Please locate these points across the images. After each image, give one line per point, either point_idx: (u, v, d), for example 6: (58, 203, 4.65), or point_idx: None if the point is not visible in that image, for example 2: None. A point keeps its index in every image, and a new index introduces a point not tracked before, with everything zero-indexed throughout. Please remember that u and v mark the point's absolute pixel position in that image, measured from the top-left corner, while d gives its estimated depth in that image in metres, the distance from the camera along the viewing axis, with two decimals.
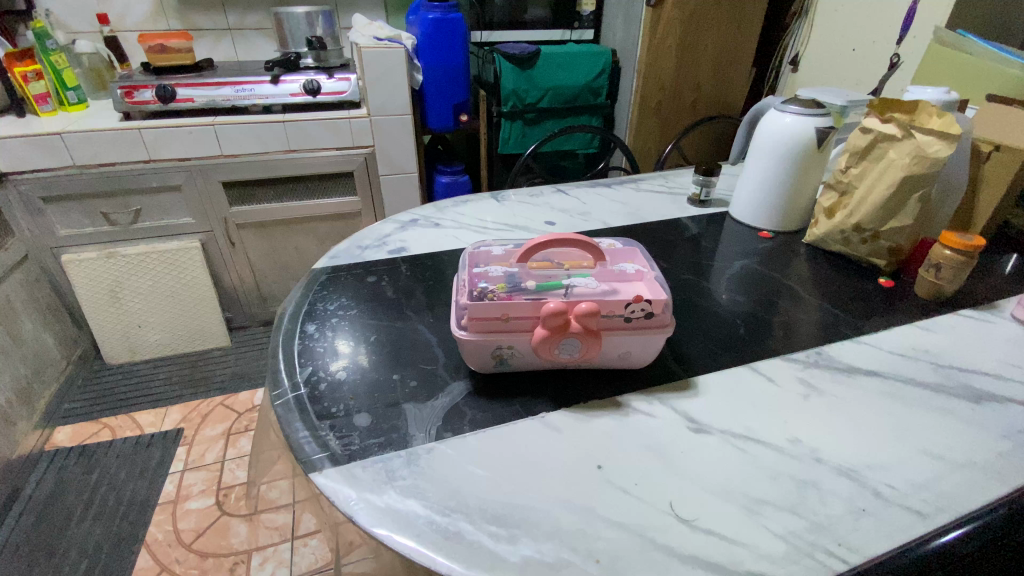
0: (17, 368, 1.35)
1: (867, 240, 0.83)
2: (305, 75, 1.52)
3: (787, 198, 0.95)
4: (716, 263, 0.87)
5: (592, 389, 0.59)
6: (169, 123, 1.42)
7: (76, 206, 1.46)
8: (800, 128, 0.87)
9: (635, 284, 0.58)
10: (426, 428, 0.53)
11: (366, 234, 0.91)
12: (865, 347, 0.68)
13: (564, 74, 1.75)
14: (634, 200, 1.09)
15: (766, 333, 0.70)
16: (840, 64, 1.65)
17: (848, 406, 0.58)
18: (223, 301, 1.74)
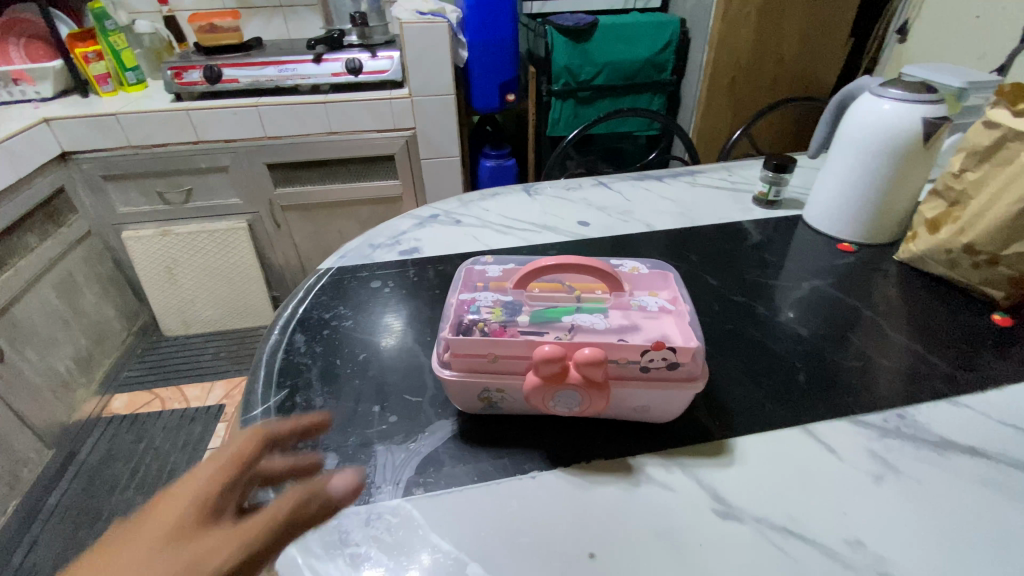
0: (79, 339, 1.43)
1: (981, 265, 0.65)
2: (347, 53, 1.46)
3: (879, 205, 0.77)
4: (779, 281, 0.73)
5: (599, 445, 0.49)
6: (214, 104, 1.42)
7: (134, 185, 1.51)
8: (900, 117, 0.70)
9: (660, 322, 0.47)
10: (396, 479, 0.46)
11: (381, 231, 0.85)
12: (964, 412, 0.53)
13: (625, 48, 1.58)
14: (686, 197, 0.95)
15: (833, 382, 0.56)
16: (958, 35, 1.36)
17: (935, 498, 0.45)
18: (271, 280, 1.78)
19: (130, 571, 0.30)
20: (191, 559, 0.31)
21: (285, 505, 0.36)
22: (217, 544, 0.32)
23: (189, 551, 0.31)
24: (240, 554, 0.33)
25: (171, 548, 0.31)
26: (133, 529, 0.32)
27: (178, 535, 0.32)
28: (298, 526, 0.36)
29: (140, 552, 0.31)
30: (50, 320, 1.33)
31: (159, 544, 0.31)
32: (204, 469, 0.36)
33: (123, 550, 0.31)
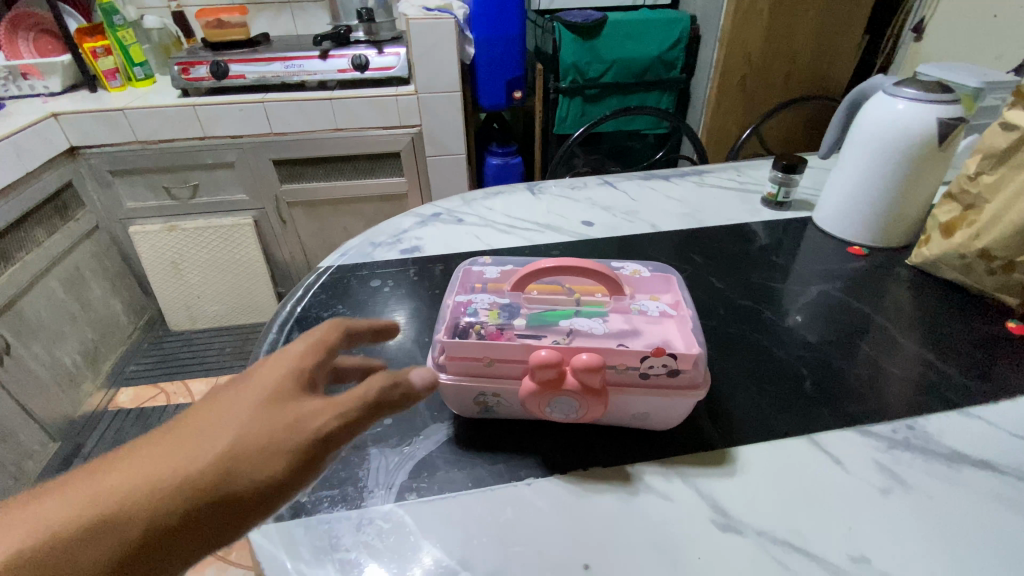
0: (85, 333, 1.45)
1: (997, 271, 0.64)
2: (353, 49, 1.46)
3: (891, 207, 0.75)
4: (787, 285, 0.72)
5: (597, 452, 0.48)
6: (220, 100, 1.42)
7: (142, 180, 1.52)
8: (914, 118, 0.68)
9: (661, 328, 0.46)
10: (389, 483, 0.45)
11: (383, 229, 0.84)
12: (977, 423, 0.51)
13: (633, 45, 1.56)
14: (693, 197, 0.94)
15: (840, 390, 0.54)
16: (974, 33, 1.33)
17: (944, 513, 0.43)
18: (276, 276, 1.78)
19: (232, 430, 0.29)
20: (285, 425, 0.30)
21: (372, 388, 0.33)
22: (308, 414, 0.31)
23: (284, 417, 0.30)
24: (334, 423, 0.31)
25: (263, 413, 0.30)
26: (223, 396, 0.31)
27: (274, 401, 0.31)
28: (388, 405, 0.34)
29: (240, 414, 0.30)
30: (56, 313, 1.34)
31: (252, 410, 0.30)
32: (290, 348, 0.34)
33: (215, 411, 0.30)
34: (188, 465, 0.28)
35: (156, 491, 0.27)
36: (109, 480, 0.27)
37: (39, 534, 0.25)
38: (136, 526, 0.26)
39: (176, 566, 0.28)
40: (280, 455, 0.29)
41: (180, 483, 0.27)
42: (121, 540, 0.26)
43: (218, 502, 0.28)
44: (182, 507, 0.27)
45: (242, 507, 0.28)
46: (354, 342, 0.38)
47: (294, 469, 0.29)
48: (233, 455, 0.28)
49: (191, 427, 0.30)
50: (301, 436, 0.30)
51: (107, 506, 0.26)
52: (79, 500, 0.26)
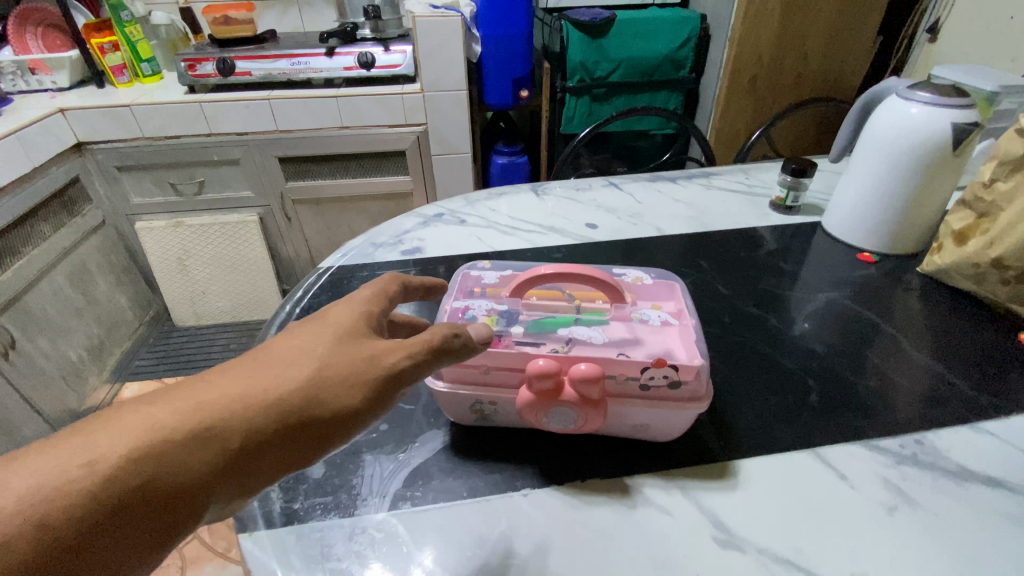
0: (91, 327, 1.46)
1: (1010, 281, 0.62)
2: (360, 47, 1.45)
3: (902, 213, 0.74)
4: (794, 292, 0.70)
5: (594, 463, 0.47)
6: (226, 97, 1.41)
7: (148, 176, 1.52)
8: (927, 123, 0.66)
9: (663, 337, 0.45)
10: (383, 491, 0.45)
11: (385, 229, 0.83)
12: (987, 439, 0.49)
13: (642, 44, 1.54)
14: (700, 200, 0.92)
15: (846, 402, 0.53)
16: (991, 35, 1.30)
17: (953, 533, 0.42)
18: (281, 273, 1.78)
19: (315, 358, 0.32)
20: (362, 360, 0.33)
21: (435, 334, 0.34)
22: (382, 352, 0.33)
23: (361, 354, 0.33)
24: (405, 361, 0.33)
25: (342, 347, 0.33)
26: (304, 331, 0.34)
27: (349, 339, 0.34)
28: (449, 354, 0.35)
29: (320, 346, 0.33)
30: (62, 308, 1.35)
31: (331, 345, 0.33)
32: (357, 296, 0.38)
33: (298, 344, 0.33)
34: (281, 386, 0.30)
35: (257, 403, 0.30)
36: (209, 394, 0.29)
37: (147, 432, 0.27)
38: (235, 434, 0.29)
39: (259, 480, 0.30)
40: (360, 384, 0.32)
41: (274, 402, 0.30)
42: (221, 447, 0.28)
43: (309, 419, 0.31)
44: (278, 420, 0.30)
45: (327, 427, 0.31)
46: (406, 297, 0.43)
47: (370, 399, 0.32)
48: (318, 382, 0.31)
49: (277, 355, 0.32)
50: (378, 369, 0.33)
51: (215, 413, 0.29)
52: (183, 408, 0.28)
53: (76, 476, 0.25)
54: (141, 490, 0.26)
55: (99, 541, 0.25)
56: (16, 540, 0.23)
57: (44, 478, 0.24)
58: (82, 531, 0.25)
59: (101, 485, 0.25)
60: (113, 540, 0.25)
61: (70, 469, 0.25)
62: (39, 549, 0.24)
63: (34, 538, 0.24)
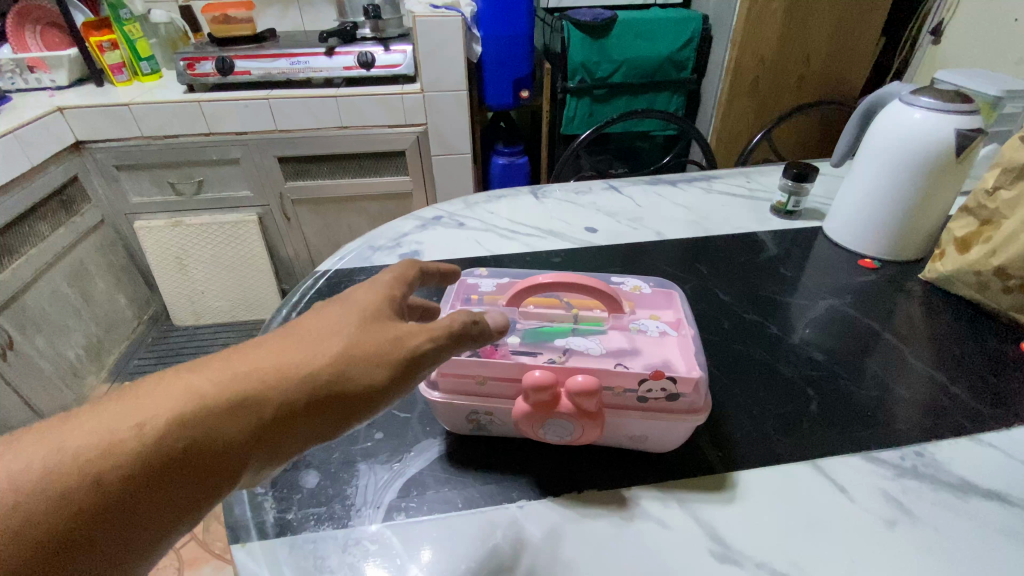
0: (89, 327, 1.46)
1: (1012, 289, 0.61)
2: (360, 46, 1.44)
3: (904, 220, 0.73)
4: (794, 299, 0.70)
5: (591, 474, 0.46)
6: (226, 96, 1.41)
7: (147, 175, 1.52)
8: (930, 129, 0.66)
9: (661, 347, 0.45)
10: (377, 502, 0.44)
11: (383, 232, 0.83)
12: (989, 452, 0.49)
13: (644, 45, 1.54)
14: (701, 204, 0.92)
15: (847, 412, 0.53)
16: (995, 38, 1.29)
17: (954, 548, 0.41)
18: (280, 273, 1.78)
19: (340, 336, 0.32)
20: (388, 341, 0.33)
21: (457, 320, 0.34)
22: (407, 334, 0.33)
23: (387, 335, 0.33)
24: (428, 343, 0.33)
25: (367, 326, 0.33)
26: (331, 309, 0.34)
27: (373, 319, 0.33)
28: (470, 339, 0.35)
29: (345, 324, 0.33)
30: (61, 307, 1.35)
31: (359, 324, 0.33)
32: (379, 279, 0.36)
33: (326, 321, 0.33)
34: (310, 362, 0.31)
35: (285, 377, 0.30)
36: (244, 365, 0.30)
37: (185, 401, 0.28)
38: (268, 405, 0.29)
39: (291, 448, 0.31)
40: (385, 363, 0.32)
41: (303, 377, 0.30)
42: (255, 417, 0.29)
43: (337, 394, 0.31)
44: (306, 394, 0.30)
45: (352, 404, 0.31)
46: (424, 283, 0.40)
47: (393, 379, 0.32)
48: (345, 360, 0.31)
49: (307, 331, 0.32)
50: (402, 349, 0.33)
51: (247, 384, 0.29)
52: (221, 378, 0.29)
53: (123, 440, 0.26)
54: (182, 454, 0.27)
55: (145, 499, 0.27)
56: (71, 495, 0.25)
57: (95, 439, 0.26)
58: (129, 489, 0.26)
59: (146, 449, 0.26)
60: (157, 498, 0.27)
61: (118, 431, 0.26)
62: (91, 504, 0.25)
63: (86, 494, 0.25)
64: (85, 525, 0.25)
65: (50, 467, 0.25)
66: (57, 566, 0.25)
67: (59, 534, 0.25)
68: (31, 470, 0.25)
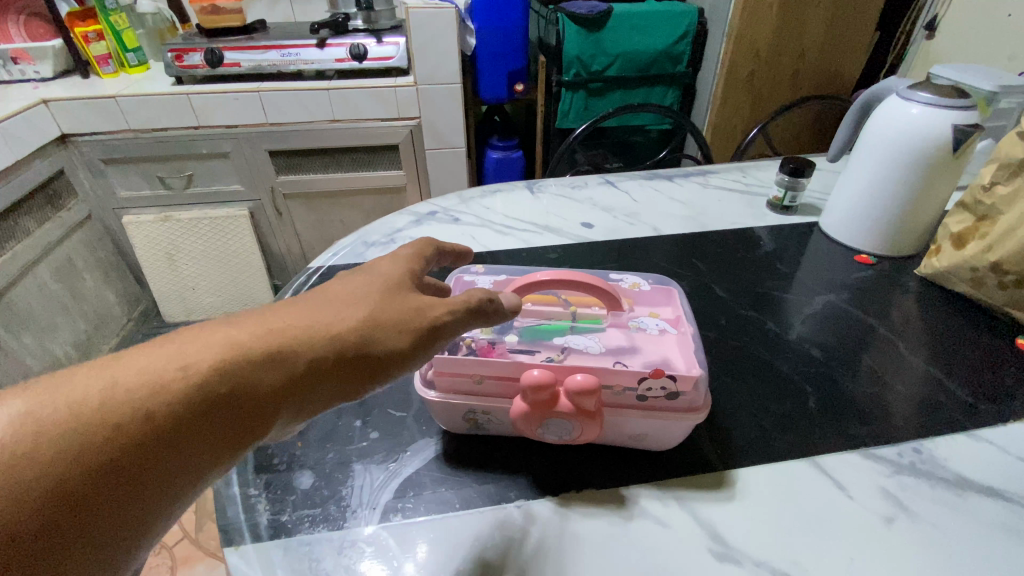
0: (77, 324, 1.44)
1: (1008, 285, 0.61)
2: (352, 38, 1.42)
3: (902, 214, 0.73)
4: (791, 294, 0.69)
5: (590, 473, 0.46)
6: (215, 89, 1.38)
7: (135, 169, 1.49)
8: (927, 123, 0.66)
9: (660, 345, 0.44)
10: (373, 502, 0.44)
11: (376, 228, 0.82)
12: (986, 448, 0.49)
13: (639, 38, 1.52)
14: (697, 199, 0.91)
15: (845, 409, 0.53)
16: (988, 33, 1.29)
17: (952, 546, 0.41)
18: (272, 268, 1.76)
19: (366, 301, 0.32)
20: (410, 310, 0.33)
21: (473, 295, 0.35)
22: (428, 305, 0.33)
23: (408, 305, 0.33)
24: (449, 315, 0.34)
25: (392, 295, 0.33)
26: (355, 277, 0.34)
27: (396, 290, 0.34)
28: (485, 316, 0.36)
29: (371, 291, 0.33)
30: (49, 305, 1.33)
31: (382, 293, 0.33)
32: (400, 253, 0.37)
33: (350, 289, 0.33)
34: (338, 324, 0.30)
35: (318, 334, 0.29)
36: (278, 321, 0.29)
37: (223, 350, 0.27)
38: (302, 358, 0.29)
39: (319, 406, 0.30)
40: (410, 328, 0.32)
41: (334, 335, 0.30)
42: (288, 369, 0.28)
43: (365, 356, 0.30)
44: (337, 351, 0.30)
45: (379, 365, 0.31)
46: (440, 260, 0.42)
47: (417, 344, 0.32)
48: (372, 324, 0.31)
49: (333, 296, 0.32)
50: (425, 318, 0.33)
51: (282, 337, 0.28)
52: (256, 330, 0.28)
53: (162, 382, 0.25)
54: (216, 402, 0.26)
55: (176, 447, 0.25)
56: (105, 436, 0.23)
57: (136, 381, 0.25)
58: (163, 435, 0.25)
59: (184, 393, 0.25)
60: (189, 446, 0.25)
61: (159, 374, 0.25)
62: (123, 447, 0.24)
63: (119, 437, 0.24)
64: (115, 468, 0.23)
65: (84, 406, 0.23)
66: (82, 513, 0.23)
67: (87, 478, 0.23)
68: (69, 406, 0.23)
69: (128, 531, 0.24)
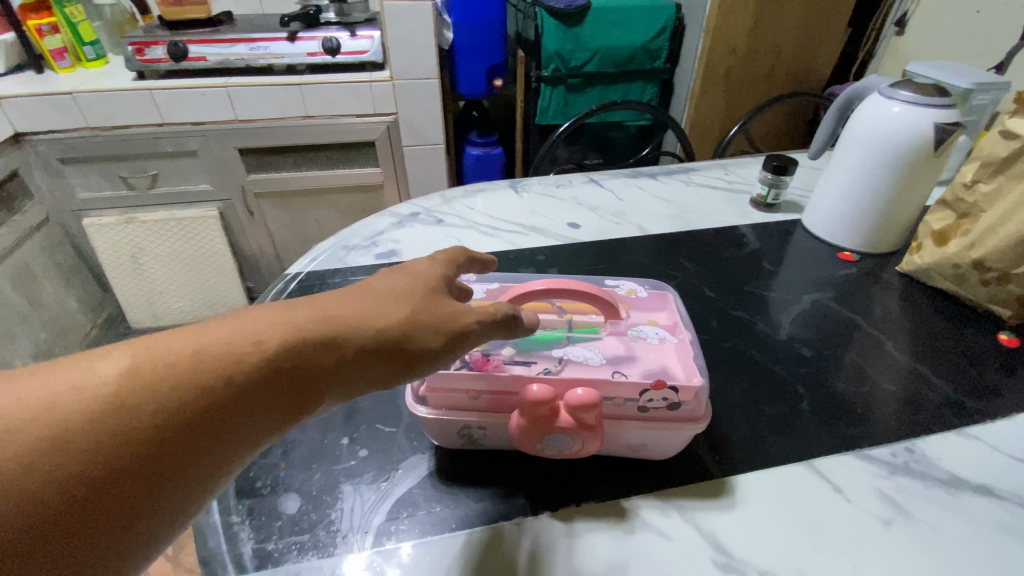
0: (37, 333, 1.37)
1: (990, 282, 0.62)
2: (324, 32, 1.37)
3: (884, 212, 0.74)
4: (779, 293, 0.70)
5: (589, 486, 0.45)
6: (180, 84, 1.32)
7: (96, 169, 1.41)
8: (909, 121, 0.66)
9: (660, 354, 0.43)
10: (364, 525, 0.41)
11: (356, 231, 0.79)
12: (975, 446, 0.49)
13: (618, 33, 1.51)
14: (682, 198, 0.91)
15: (838, 409, 0.53)
16: (955, 29, 1.31)
17: (949, 547, 0.41)
18: (245, 270, 1.70)
19: (406, 299, 0.31)
20: (445, 315, 0.32)
21: (502, 308, 0.35)
22: (462, 310, 0.33)
23: (444, 308, 0.32)
24: (483, 319, 0.33)
25: (432, 297, 0.33)
26: (367, 282, 0.32)
27: (432, 290, 0.33)
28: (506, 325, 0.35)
29: (413, 286, 0.33)
30: (7, 314, 1.26)
31: (423, 293, 0.32)
32: (435, 256, 0.36)
33: (392, 287, 0.32)
34: (383, 318, 0.30)
35: (368, 323, 0.29)
36: (334, 308, 0.29)
37: (286, 329, 0.27)
38: (351, 344, 0.28)
39: (360, 394, 0.30)
40: (450, 326, 0.32)
41: (380, 327, 0.30)
42: (339, 354, 0.28)
43: (406, 351, 0.30)
44: (385, 341, 0.29)
45: (418, 361, 0.31)
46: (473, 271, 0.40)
47: (450, 344, 0.32)
48: (412, 322, 0.31)
49: (377, 289, 0.32)
50: (462, 320, 0.32)
51: (337, 323, 0.28)
52: (313, 314, 0.28)
53: (226, 355, 0.25)
54: (277, 377, 0.26)
55: (237, 416, 0.25)
56: (173, 401, 0.23)
57: (213, 348, 0.25)
58: (219, 408, 0.24)
59: (251, 364, 0.25)
60: (243, 421, 0.25)
61: (232, 344, 0.25)
62: (183, 416, 0.23)
63: (196, 398, 0.24)
64: (171, 439, 0.23)
65: (168, 368, 0.24)
66: (134, 485, 0.22)
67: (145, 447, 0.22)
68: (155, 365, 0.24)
69: (172, 509, 0.23)
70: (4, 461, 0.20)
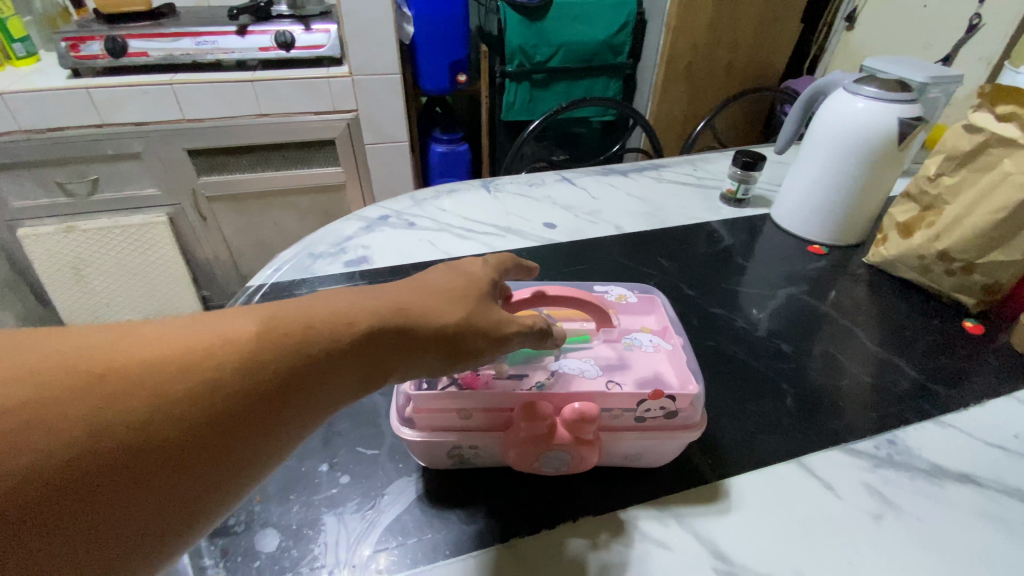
0: None
1: (955, 272, 0.64)
2: (277, 26, 1.30)
3: (851, 205, 0.75)
4: (755, 288, 0.70)
5: (585, 499, 0.43)
6: (118, 81, 1.23)
7: (29, 175, 1.30)
8: (874, 118, 0.67)
9: (654, 362, 0.42)
10: (350, 557, 0.39)
11: (321, 238, 0.74)
12: (953, 433, 0.51)
13: (581, 28, 1.50)
14: (654, 194, 0.91)
15: (823, 402, 0.53)
16: (903, 25, 1.36)
17: (937, 537, 0.42)
18: (199, 278, 1.61)
19: (458, 299, 0.32)
20: (492, 322, 0.32)
21: (541, 320, 0.35)
22: (506, 320, 0.33)
23: (492, 315, 0.32)
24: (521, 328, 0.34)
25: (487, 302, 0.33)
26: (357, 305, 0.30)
27: (479, 284, 0.34)
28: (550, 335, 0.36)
29: (461, 283, 0.33)
30: None
31: (475, 294, 0.33)
32: (487, 260, 0.36)
33: (450, 284, 0.32)
34: (439, 316, 0.30)
35: (439, 314, 0.30)
36: (406, 298, 0.30)
37: (374, 311, 0.28)
38: (426, 330, 0.29)
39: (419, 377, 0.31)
40: (506, 325, 0.33)
41: (449, 321, 0.30)
42: (415, 337, 0.29)
43: (465, 344, 0.31)
44: (452, 331, 0.30)
45: (473, 354, 0.32)
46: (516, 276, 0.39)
47: (495, 344, 0.32)
48: (468, 322, 0.31)
49: (434, 286, 0.32)
50: (512, 323, 0.33)
51: (416, 311, 0.30)
52: (391, 302, 0.29)
53: (332, 326, 0.26)
54: (365, 350, 0.27)
55: (328, 383, 0.26)
56: (287, 357, 0.24)
57: (320, 316, 0.26)
58: (318, 371, 0.25)
59: (348, 336, 0.27)
60: (331, 386, 0.26)
61: (335, 316, 0.27)
62: (266, 387, 0.24)
63: (304, 358, 0.25)
64: (263, 402, 0.23)
65: (285, 329, 0.25)
66: (245, 428, 0.23)
67: (227, 414, 0.22)
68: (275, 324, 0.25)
69: (247, 470, 0.24)
70: (155, 385, 0.21)
